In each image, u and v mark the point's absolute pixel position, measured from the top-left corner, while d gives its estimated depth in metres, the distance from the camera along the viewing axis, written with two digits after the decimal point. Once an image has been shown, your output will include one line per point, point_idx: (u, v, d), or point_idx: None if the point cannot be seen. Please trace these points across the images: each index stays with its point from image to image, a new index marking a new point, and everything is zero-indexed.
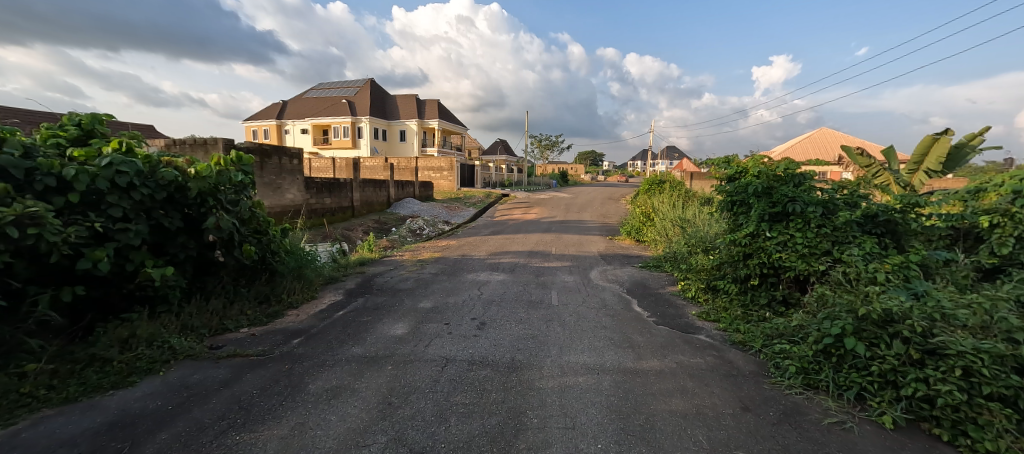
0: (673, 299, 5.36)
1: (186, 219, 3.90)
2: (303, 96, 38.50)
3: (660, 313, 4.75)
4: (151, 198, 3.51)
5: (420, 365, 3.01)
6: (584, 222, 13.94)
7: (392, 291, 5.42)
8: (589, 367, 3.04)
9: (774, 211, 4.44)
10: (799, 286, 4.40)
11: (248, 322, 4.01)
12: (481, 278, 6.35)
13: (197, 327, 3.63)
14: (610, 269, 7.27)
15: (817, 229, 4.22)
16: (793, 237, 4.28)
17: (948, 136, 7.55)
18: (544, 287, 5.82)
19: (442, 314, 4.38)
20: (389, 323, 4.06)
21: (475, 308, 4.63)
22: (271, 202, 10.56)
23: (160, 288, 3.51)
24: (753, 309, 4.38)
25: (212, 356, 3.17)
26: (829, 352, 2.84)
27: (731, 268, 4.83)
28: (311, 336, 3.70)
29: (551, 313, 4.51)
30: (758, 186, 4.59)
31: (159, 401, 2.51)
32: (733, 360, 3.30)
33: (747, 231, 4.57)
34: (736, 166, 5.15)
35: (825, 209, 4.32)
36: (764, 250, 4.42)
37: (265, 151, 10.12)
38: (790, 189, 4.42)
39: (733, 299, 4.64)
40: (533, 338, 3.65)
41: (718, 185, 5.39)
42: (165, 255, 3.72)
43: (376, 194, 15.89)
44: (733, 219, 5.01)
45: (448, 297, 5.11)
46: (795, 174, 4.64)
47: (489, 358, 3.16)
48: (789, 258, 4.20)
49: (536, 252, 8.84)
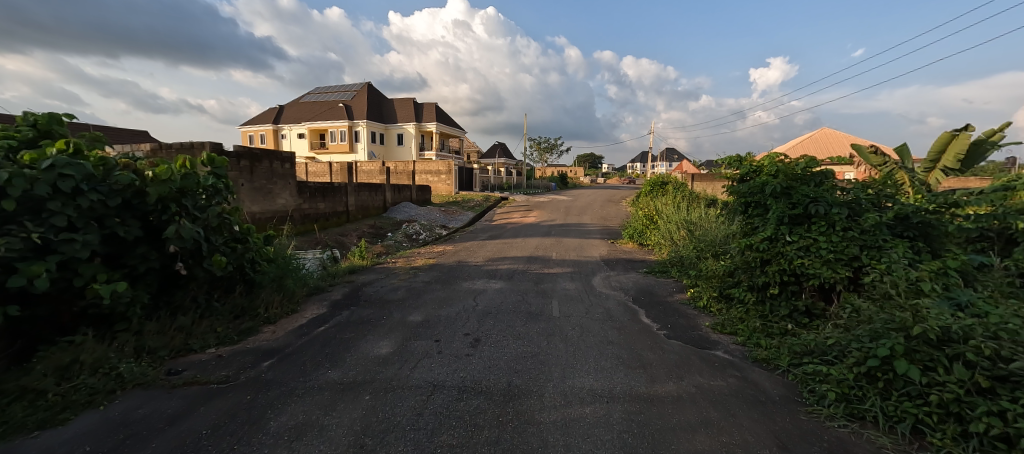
0: (683, 309, 4.98)
1: (146, 228, 3.49)
2: (301, 100, 38.34)
3: (669, 324, 4.38)
4: (104, 204, 3.14)
5: (402, 393, 2.63)
6: (585, 225, 13.53)
7: (381, 302, 5.01)
8: (597, 395, 2.65)
9: (794, 213, 4.09)
10: (823, 295, 4.01)
11: (217, 341, 3.60)
12: (477, 287, 5.95)
13: (155, 349, 3.24)
14: (614, 275, 6.90)
15: (843, 232, 3.84)
16: (816, 241, 3.92)
17: (968, 132, 7.19)
18: (545, 297, 5.43)
19: (433, 329, 4.00)
20: (373, 340, 3.67)
21: (470, 321, 4.25)
22: (261, 208, 10.19)
23: (114, 305, 3.13)
24: (773, 321, 4.01)
25: (166, 384, 2.78)
26: (875, 377, 2.46)
27: (747, 275, 4.51)
28: (283, 358, 3.31)
29: (551, 326, 4.15)
30: (776, 186, 4.24)
31: (90, 445, 2.12)
32: (759, 382, 2.93)
33: (764, 235, 4.21)
34: (749, 165, 4.81)
35: (851, 210, 3.96)
36: (784, 256, 4.06)
37: (255, 155, 9.81)
38: (811, 189, 4.08)
39: (751, 309, 4.28)
40: (533, 358, 3.28)
41: (729, 185, 5.06)
42: (123, 267, 3.34)
43: (371, 198, 15.52)
44: (748, 222, 4.66)
45: (440, 309, 4.72)
46: (814, 173, 4.27)
47: (481, 383, 2.78)
48: (813, 264, 3.84)
49: (535, 257, 8.48)
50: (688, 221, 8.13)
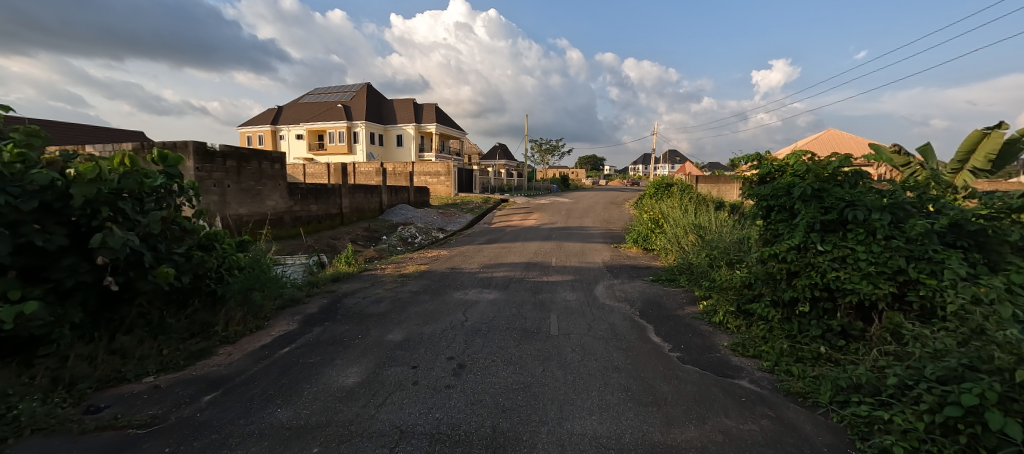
0: (696, 324, 4.47)
1: (73, 236, 2.99)
2: (301, 101, 38.00)
3: (682, 344, 3.88)
4: (15, 208, 2.64)
5: (360, 444, 2.12)
6: (587, 229, 13.01)
7: (359, 317, 4.48)
8: (602, 446, 2.14)
9: (826, 219, 3.59)
10: (861, 314, 3.48)
11: (158, 368, 3.09)
12: (469, 298, 5.42)
13: (77, 379, 2.73)
14: (617, 284, 6.39)
15: (885, 241, 3.33)
16: (853, 251, 3.41)
17: (1001, 130, 6.68)
18: (542, 310, 4.91)
19: (412, 350, 3.48)
20: (341, 366, 3.15)
21: (455, 341, 3.74)
22: (248, 210, 9.73)
23: (26, 329, 2.63)
24: (803, 343, 3.51)
25: (73, 429, 2.27)
26: (954, 429, 1.95)
27: (770, 289, 4.00)
28: (230, 390, 2.79)
29: (548, 346, 3.64)
30: (804, 188, 3.73)
31: None
32: (797, 425, 2.42)
33: (792, 244, 3.70)
34: (771, 164, 4.30)
35: (894, 216, 3.45)
36: (816, 268, 3.55)
37: (241, 155, 9.36)
38: (847, 192, 3.58)
39: (775, 329, 3.77)
40: (525, 390, 2.77)
41: (747, 187, 4.53)
42: (45, 282, 2.84)
43: (367, 200, 15.06)
44: (771, 228, 4.15)
45: (426, 325, 4.21)
46: (848, 173, 3.76)
47: (459, 429, 2.27)
48: (850, 279, 3.32)
49: (534, 263, 7.97)
50: (697, 225, 7.61)
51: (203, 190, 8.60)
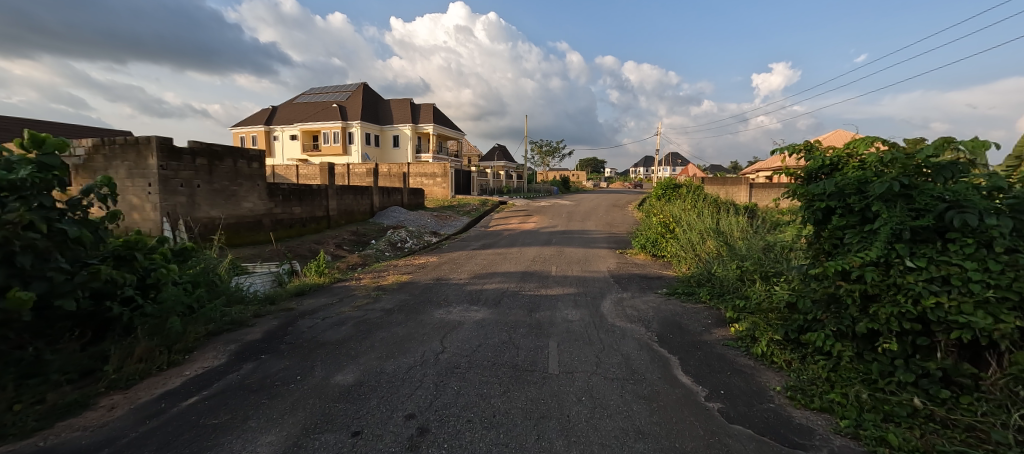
0: (731, 356, 3.56)
1: None
2: (296, 100, 37.16)
3: (720, 387, 2.97)
4: None
5: None
6: (589, 232, 12.11)
7: (308, 348, 3.56)
8: None
9: (917, 225, 2.68)
10: (967, 353, 2.58)
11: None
12: (451, 319, 4.49)
13: None
14: (627, 298, 5.47)
15: (1005, 256, 2.42)
16: (961, 269, 2.50)
17: None
18: (540, 335, 3.99)
19: (361, 401, 2.58)
20: (254, 432, 2.24)
21: (423, 384, 2.84)
22: (221, 212, 8.83)
23: None
24: (888, 392, 2.60)
25: None
26: None
27: (832, 314, 3.09)
28: None
29: (546, 394, 2.73)
30: (884, 183, 2.82)
31: None
32: None
33: (868, 256, 2.79)
34: (829, 155, 3.38)
35: (1013, 222, 2.54)
36: (905, 291, 2.63)
37: (212, 153, 8.47)
38: (945, 189, 2.67)
39: (844, 369, 2.86)
40: None
41: (794, 184, 3.62)
42: None
43: (357, 202, 14.16)
44: (831, 236, 3.23)
45: (389, 359, 3.30)
46: (942, 164, 2.84)
47: None
48: (960, 307, 2.41)
49: (531, 272, 7.08)
50: (717, 230, 6.68)
51: (167, 189, 7.72)
